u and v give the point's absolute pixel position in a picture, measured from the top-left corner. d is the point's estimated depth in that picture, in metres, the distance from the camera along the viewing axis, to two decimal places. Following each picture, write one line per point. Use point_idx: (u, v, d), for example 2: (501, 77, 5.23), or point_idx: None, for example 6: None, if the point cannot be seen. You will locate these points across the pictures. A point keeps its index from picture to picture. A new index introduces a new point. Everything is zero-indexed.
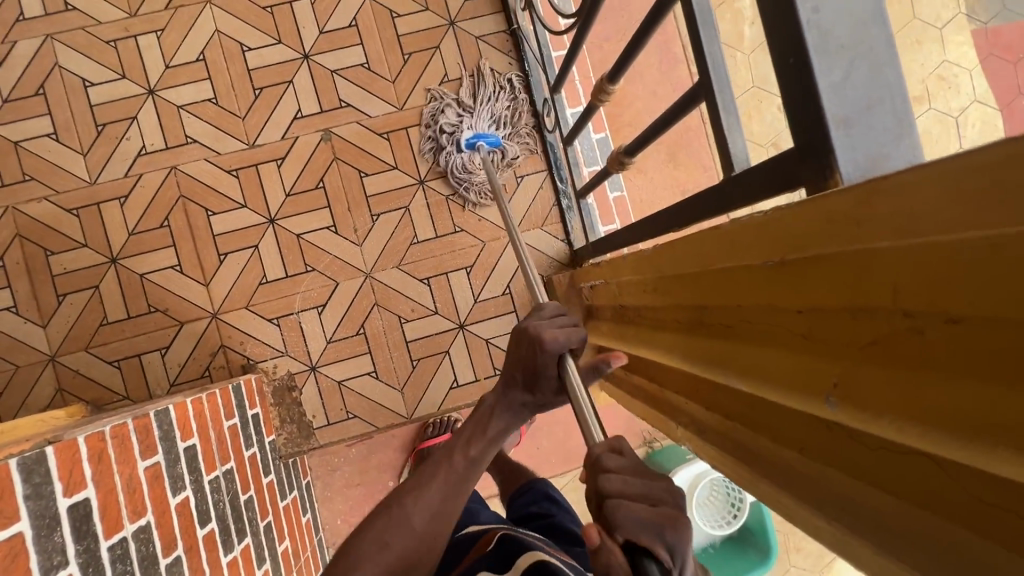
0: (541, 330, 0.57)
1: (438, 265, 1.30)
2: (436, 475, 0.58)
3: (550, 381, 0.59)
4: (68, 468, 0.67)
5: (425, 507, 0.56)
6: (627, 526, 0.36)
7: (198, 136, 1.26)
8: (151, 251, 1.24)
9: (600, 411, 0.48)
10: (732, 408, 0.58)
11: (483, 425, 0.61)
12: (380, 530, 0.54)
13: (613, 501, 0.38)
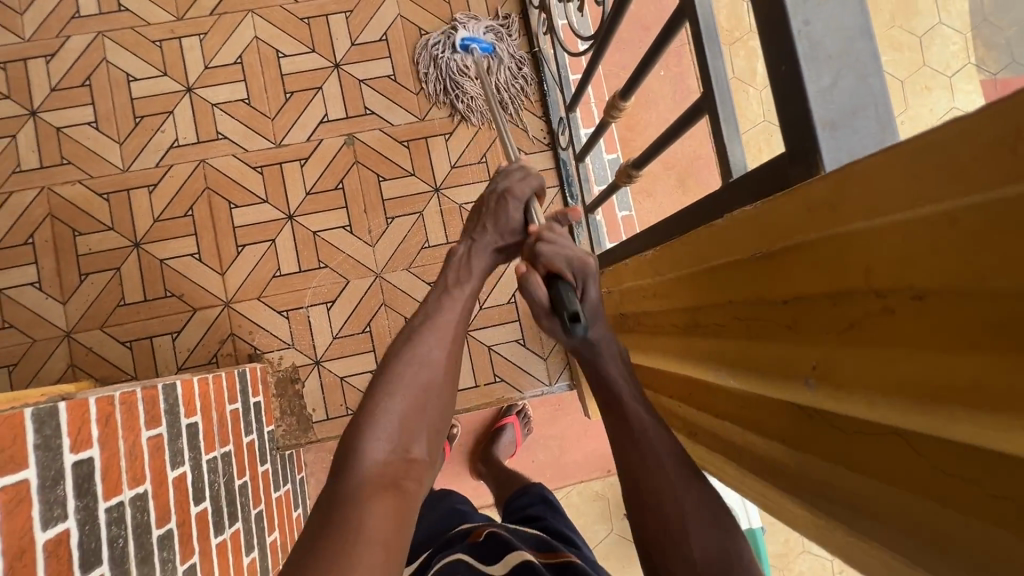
0: (513, 188, 0.78)
1: (447, 270, 1.33)
2: (440, 305, 0.70)
3: (518, 226, 0.79)
4: (77, 426, 0.69)
5: (437, 334, 0.65)
6: (550, 257, 0.63)
7: (228, 133, 1.32)
8: (173, 238, 1.29)
9: (562, 266, 0.62)
10: (722, 408, 0.59)
11: (467, 266, 0.75)
12: (409, 348, 0.63)
13: (540, 253, 0.64)
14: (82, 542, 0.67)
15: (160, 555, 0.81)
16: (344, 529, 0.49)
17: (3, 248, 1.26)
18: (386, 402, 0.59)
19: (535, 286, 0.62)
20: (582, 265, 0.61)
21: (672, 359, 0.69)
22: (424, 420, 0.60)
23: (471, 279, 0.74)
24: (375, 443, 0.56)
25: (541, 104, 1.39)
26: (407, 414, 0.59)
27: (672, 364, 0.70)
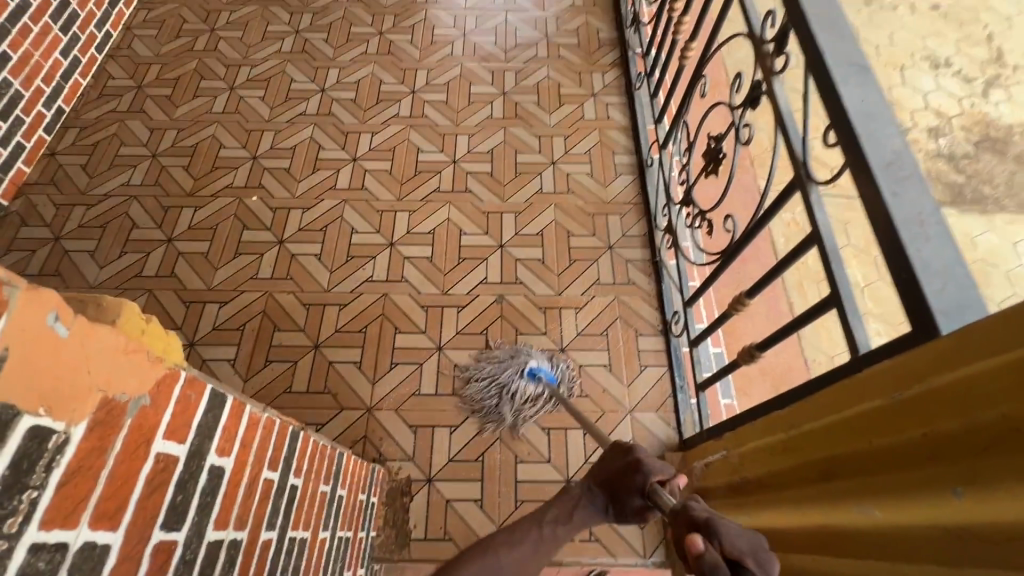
0: (651, 467, 0.81)
1: (560, 419, 1.48)
2: (522, 537, 0.72)
3: (636, 498, 0.80)
4: (300, 453, 0.86)
5: (512, 561, 0.69)
6: (729, 539, 0.58)
7: (410, 278, 1.70)
8: (344, 347, 1.58)
9: (744, 552, 0.57)
10: (854, 539, 0.67)
11: (569, 511, 0.80)
12: (477, 563, 0.66)
13: (722, 530, 0.59)
14: (273, 557, 0.78)
15: None
16: None
17: (220, 330, 1.61)
18: None
19: (714, 569, 0.53)
20: (760, 547, 0.58)
21: (803, 505, 0.78)
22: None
23: (566, 529, 0.77)
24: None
25: (657, 299, 1.67)
26: None
27: (801, 511, 0.78)
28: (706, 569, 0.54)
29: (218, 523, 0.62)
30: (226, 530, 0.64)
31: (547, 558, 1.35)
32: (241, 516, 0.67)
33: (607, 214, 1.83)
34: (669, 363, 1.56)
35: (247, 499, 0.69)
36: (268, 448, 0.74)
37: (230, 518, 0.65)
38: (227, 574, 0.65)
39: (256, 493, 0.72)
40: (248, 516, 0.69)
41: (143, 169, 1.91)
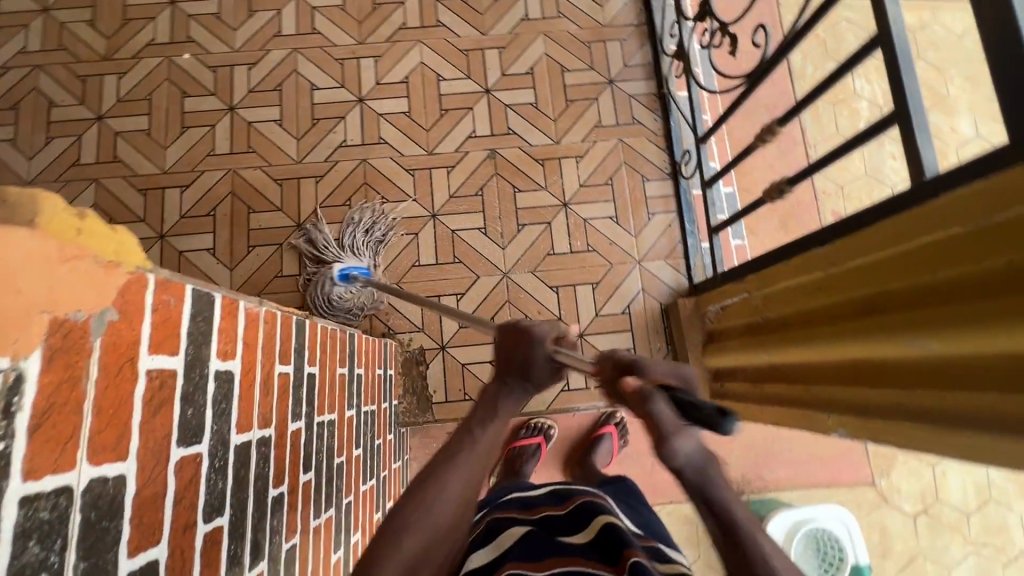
0: (540, 333, 0.67)
1: (567, 277, 1.44)
2: (458, 455, 0.59)
3: (542, 369, 0.67)
4: (310, 341, 0.81)
5: (459, 473, 0.58)
6: (658, 370, 0.59)
7: (389, 139, 1.51)
8: (330, 223, 1.46)
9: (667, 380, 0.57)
10: (911, 372, 0.66)
11: (490, 405, 0.64)
12: (415, 510, 0.54)
13: (646, 368, 0.59)
14: (306, 443, 0.77)
15: (337, 479, 0.90)
16: None
17: (189, 218, 1.45)
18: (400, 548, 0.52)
19: (655, 397, 0.52)
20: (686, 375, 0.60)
21: (840, 342, 0.76)
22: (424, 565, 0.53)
23: (496, 428, 0.62)
24: (389, 565, 0.51)
25: (665, 139, 1.53)
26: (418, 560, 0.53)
27: (838, 348, 0.77)
28: (647, 396, 0.52)
29: (241, 427, 0.58)
30: (252, 432, 0.60)
31: (564, 405, 1.43)
32: (264, 415, 0.63)
33: (605, 40, 1.58)
34: (678, 208, 1.48)
35: (266, 398, 0.64)
36: (275, 343, 0.67)
37: (253, 419, 0.61)
38: (263, 469, 0.63)
39: (275, 389, 0.67)
40: (271, 413, 0.65)
41: (39, 30, 1.55)
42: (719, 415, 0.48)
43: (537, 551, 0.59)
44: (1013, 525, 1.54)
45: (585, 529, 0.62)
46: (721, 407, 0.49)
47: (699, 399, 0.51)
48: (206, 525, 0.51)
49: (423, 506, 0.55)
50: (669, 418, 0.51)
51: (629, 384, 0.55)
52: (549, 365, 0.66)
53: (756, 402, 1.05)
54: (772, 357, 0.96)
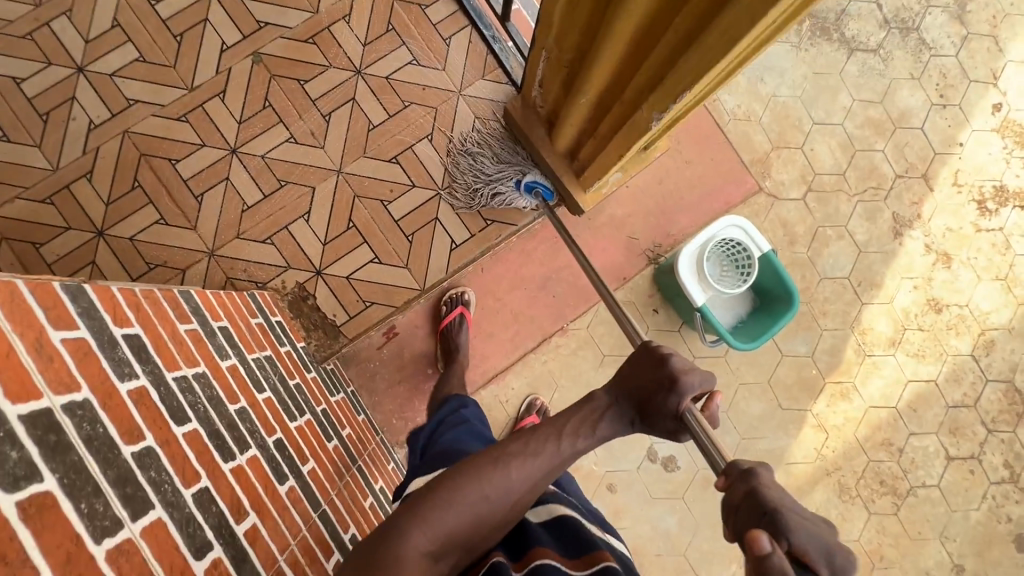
0: (686, 384, 0.74)
1: (400, 142, 1.35)
2: (541, 450, 0.74)
3: (669, 419, 0.74)
4: (110, 305, 0.71)
5: (523, 477, 0.71)
6: (798, 537, 0.50)
7: (139, 96, 1.30)
8: (132, 214, 1.28)
9: (815, 558, 0.50)
10: (664, 13, 0.70)
11: (593, 421, 0.78)
12: (488, 476, 0.70)
13: (791, 529, 0.51)
14: (164, 399, 0.70)
15: (244, 424, 0.85)
16: None
17: None
18: (448, 514, 0.66)
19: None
20: (834, 548, 0.51)
21: (607, 33, 0.75)
22: (466, 535, 0.67)
23: (587, 442, 0.77)
24: (417, 537, 0.63)
25: None
26: (461, 526, 0.66)
27: (610, 39, 0.76)
28: (769, 568, 0.46)
29: (16, 395, 0.50)
30: (42, 398, 0.53)
31: (461, 262, 1.39)
32: (58, 381, 0.56)
33: None
34: (470, 20, 1.38)
35: (52, 365, 0.56)
36: (36, 310, 0.58)
37: (38, 387, 0.53)
38: (95, 430, 0.57)
39: (64, 355, 0.58)
40: (71, 376, 0.58)
41: None
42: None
43: (517, 531, 0.74)
44: (879, 161, 1.71)
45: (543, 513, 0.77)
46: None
47: None
48: (13, 495, 0.45)
49: (481, 493, 0.68)
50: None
51: (760, 540, 0.47)
52: (677, 423, 0.74)
53: (602, 152, 1.04)
54: (587, 96, 0.94)
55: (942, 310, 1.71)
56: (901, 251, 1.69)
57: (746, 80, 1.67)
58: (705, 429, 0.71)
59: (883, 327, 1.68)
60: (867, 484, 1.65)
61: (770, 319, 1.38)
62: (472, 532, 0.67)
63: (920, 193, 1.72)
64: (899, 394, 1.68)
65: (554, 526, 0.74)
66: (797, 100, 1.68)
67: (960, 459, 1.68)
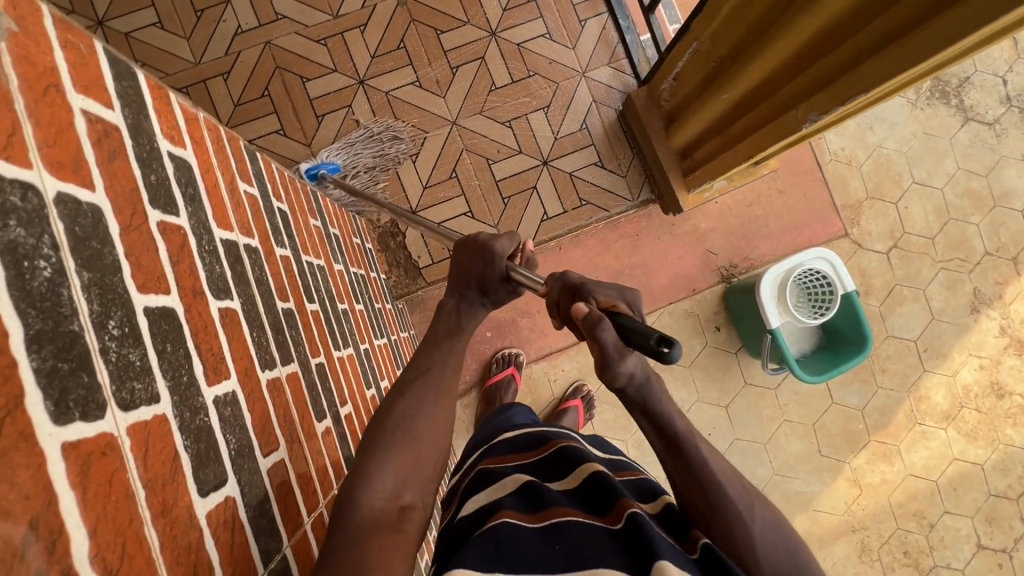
0: (500, 249, 0.72)
1: (517, 108, 1.39)
2: (432, 360, 0.67)
3: (499, 282, 0.72)
4: (271, 179, 0.76)
5: (431, 390, 0.63)
6: (600, 292, 0.62)
7: (286, 13, 1.37)
8: (256, 120, 1.35)
9: (612, 298, 0.62)
10: (844, 25, 0.75)
11: (456, 316, 0.72)
12: (398, 408, 0.60)
13: (591, 290, 0.63)
14: (300, 275, 0.75)
15: (346, 324, 0.90)
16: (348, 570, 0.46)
17: None
18: (385, 459, 0.56)
19: (603, 325, 0.56)
20: (627, 290, 0.63)
21: (780, 40, 0.81)
22: (423, 469, 0.58)
23: (466, 330, 0.71)
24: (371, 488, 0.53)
25: None
26: (407, 463, 0.57)
27: (782, 45, 0.81)
28: (595, 323, 0.57)
29: (218, 222, 0.54)
30: (232, 232, 0.57)
31: (548, 236, 1.41)
32: (241, 223, 0.60)
33: None
34: (609, 6, 1.42)
35: (238, 208, 0.61)
36: (230, 158, 0.63)
37: (231, 222, 0.57)
38: (262, 277, 0.61)
39: (245, 205, 0.63)
40: (249, 224, 0.62)
41: None
42: (659, 342, 0.51)
43: (535, 490, 0.60)
44: (971, 234, 1.68)
45: (570, 476, 0.63)
46: (662, 334, 0.51)
47: (645, 327, 0.54)
48: (219, 303, 0.49)
49: (405, 418, 0.60)
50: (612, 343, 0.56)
51: (580, 308, 0.59)
52: (506, 283, 0.73)
53: (728, 150, 1.07)
54: (729, 93, 0.97)
55: (1003, 396, 1.67)
56: (975, 327, 1.66)
57: (855, 124, 1.67)
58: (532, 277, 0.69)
59: (940, 399, 1.65)
60: (889, 550, 1.61)
61: (835, 357, 1.39)
62: (431, 466, 0.59)
63: (1006, 275, 1.69)
64: (942, 469, 1.64)
65: (583, 488, 0.61)
66: (901, 156, 1.68)
67: (991, 550, 1.64)
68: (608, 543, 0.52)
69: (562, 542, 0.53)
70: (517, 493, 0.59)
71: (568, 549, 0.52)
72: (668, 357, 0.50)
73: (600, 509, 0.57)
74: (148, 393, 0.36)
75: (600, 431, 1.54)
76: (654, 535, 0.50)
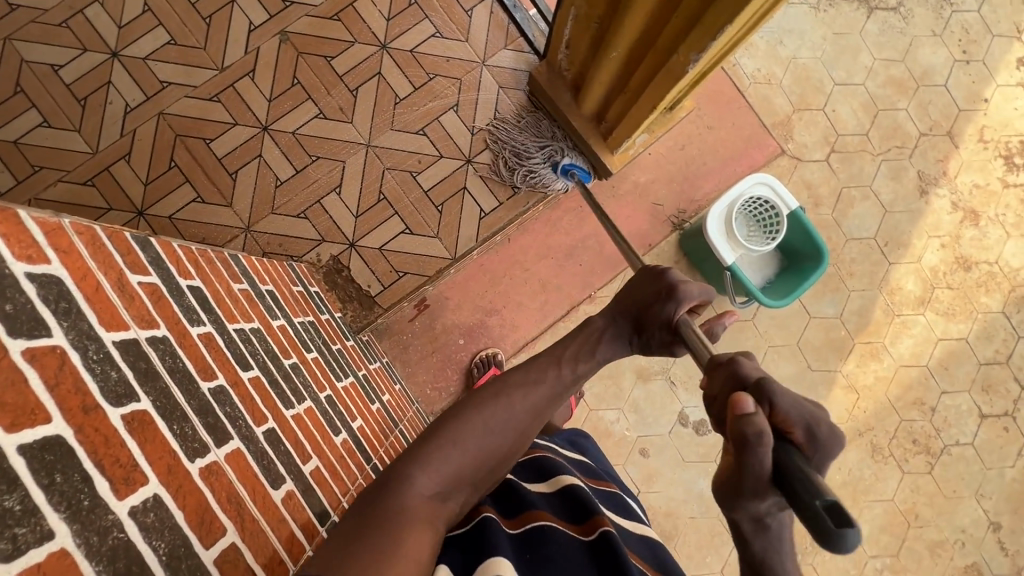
0: (684, 292, 0.71)
1: (427, 114, 1.37)
2: (540, 375, 0.69)
3: (661, 329, 0.71)
4: (173, 258, 0.74)
5: (524, 401, 0.66)
6: (781, 402, 0.50)
7: (171, 79, 1.33)
8: (170, 193, 1.31)
9: (794, 423, 0.50)
10: None
11: (593, 343, 0.74)
12: (485, 408, 0.64)
13: (774, 399, 0.50)
14: (229, 347, 0.73)
15: (298, 378, 0.88)
16: (375, 551, 0.49)
17: None
18: (451, 455, 0.60)
19: (762, 443, 0.47)
20: (819, 420, 0.49)
21: None
22: (474, 471, 0.61)
23: (587, 367, 0.72)
24: (423, 479, 0.57)
25: None
26: (468, 463, 0.60)
27: None
28: (747, 428, 0.48)
29: (108, 325, 0.53)
30: (129, 329, 0.55)
31: (491, 232, 1.40)
32: (140, 317, 0.58)
33: None
34: None
35: (133, 302, 0.59)
36: (114, 253, 0.60)
37: (125, 319, 0.56)
38: (176, 364, 0.60)
39: (142, 296, 0.61)
40: (150, 314, 0.60)
41: None
42: (829, 514, 0.42)
43: (515, 493, 0.65)
44: (903, 120, 1.69)
45: (547, 482, 0.69)
46: (833, 501, 0.42)
47: (820, 484, 0.44)
48: (121, 408, 0.48)
49: (485, 425, 0.63)
50: (760, 470, 0.47)
51: (744, 403, 0.50)
52: (669, 333, 0.71)
53: (634, 107, 1.06)
54: (618, 50, 0.96)
55: (971, 268, 1.69)
56: (927, 210, 1.68)
57: (765, 43, 1.67)
58: (697, 334, 0.67)
59: (912, 286, 1.67)
60: (899, 443, 1.64)
61: (798, 276, 1.40)
62: (483, 467, 0.62)
63: (945, 151, 1.70)
64: (930, 353, 1.67)
65: (558, 496, 0.66)
66: (817, 62, 1.68)
67: (993, 416, 1.68)
68: (580, 549, 0.57)
69: (533, 542, 0.57)
70: (497, 501, 0.65)
71: (536, 550, 0.56)
72: (839, 541, 0.40)
73: (572, 517, 0.62)
74: (36, 533, 0.37)
75: (595, 406, 1.55)
76: (619, 549, 0.56)
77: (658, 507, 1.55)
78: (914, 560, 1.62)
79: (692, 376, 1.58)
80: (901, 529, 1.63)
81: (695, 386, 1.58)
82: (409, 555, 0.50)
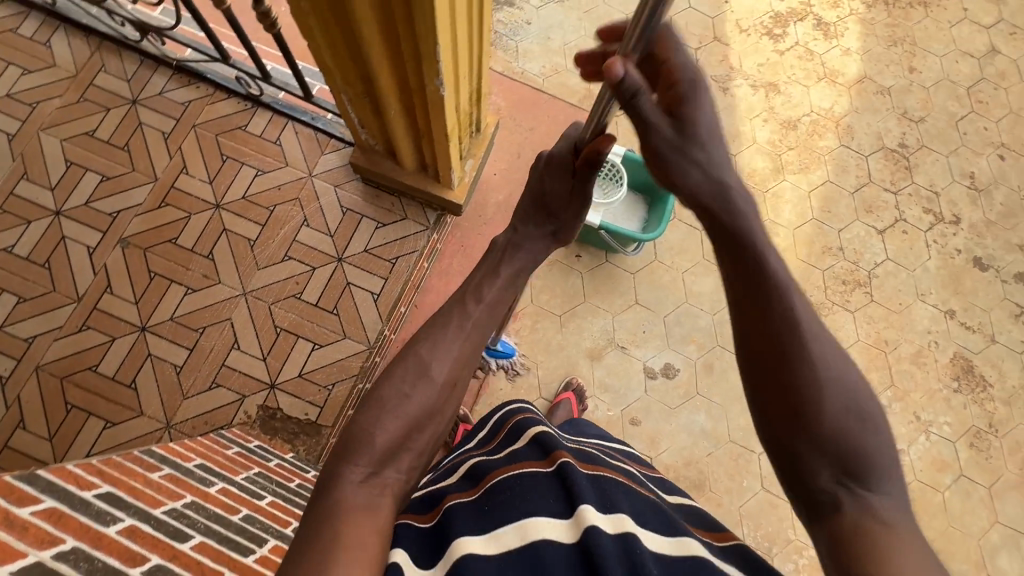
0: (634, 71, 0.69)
1: (284, 241, 1.45)
2: (445, 330, 0.87)
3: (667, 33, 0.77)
4: (69, 478, 0.74)
5: (437, 359, 0.84)
6: None
7: (35, 331, 1.34)
8: (79, 433, 1.29)
9: None
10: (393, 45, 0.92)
11: (488, 273, 0.97)
12: (399, 375, 0.81)
13: None
14: (159, 529, 0.73)
15: (255, 526, 0.86)
16: (326, 535, 0.64)
17: None
18: (379, 428, 0.76)
19: None
20: None
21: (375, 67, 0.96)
22: (404, 432, 0.78)
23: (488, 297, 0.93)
24: (355, 467, 0.72)
25: (221, 91, 1.53)
26: (397, 426, 0.77)
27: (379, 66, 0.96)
28: None
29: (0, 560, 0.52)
30: (27, 555, 0.55)
31: (392, 307, 1.43)
32: (39, 540, 0.58)
33: (91, 84, 1.51)
34: (285, 116, 1.52)
35: (27, 531, 0.59)
36: None
37: (21, 549, 0.56)
38: (95, 565, 0.60)
39: (37, 522, 0.61)
40: (50, 534, 0.60)
41: None
42: None
43: (481, 469, 0.82)
44: None
45: (518, 441, 0.86)
46: None
47: None
48: None
49: (401, 395, 0.80)
50: None
51: None
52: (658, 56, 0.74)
53: (437, 142, 1.16)
54: (393, 105, 1.06)
55: (797, 125, 1.90)
56: (735, 101, 1.90)
57: (536, 45, 1.88)
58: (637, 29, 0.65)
59: (762, 163, 1.85)
60: (833, 290, 1.76)
61: (662, 202, 1.53)
62: (411, 430, 0.79)
63: (721, 52, 1.95)
64: (810, 206, 1.83)
65: (525, 451, 0.82)
66: (585, 38, 1.91)
67: (890, 228, 1.84)
68: (544, 478, 0.74)
69: (498, 494, 0.73)
70: (467, 480, 0.81)
71: (500, 500, 0.72)
72: None
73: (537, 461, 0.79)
74: None
75: None
76: (573, 471, 0.73)
77: (674, 461, 1.56)
78: (908, 380, 1.71)
79: (636, 332, 1.64)
80: (881, 360, 1.72)
81: (644, 339, 1.64)
82: (353, 530, 0.65)
